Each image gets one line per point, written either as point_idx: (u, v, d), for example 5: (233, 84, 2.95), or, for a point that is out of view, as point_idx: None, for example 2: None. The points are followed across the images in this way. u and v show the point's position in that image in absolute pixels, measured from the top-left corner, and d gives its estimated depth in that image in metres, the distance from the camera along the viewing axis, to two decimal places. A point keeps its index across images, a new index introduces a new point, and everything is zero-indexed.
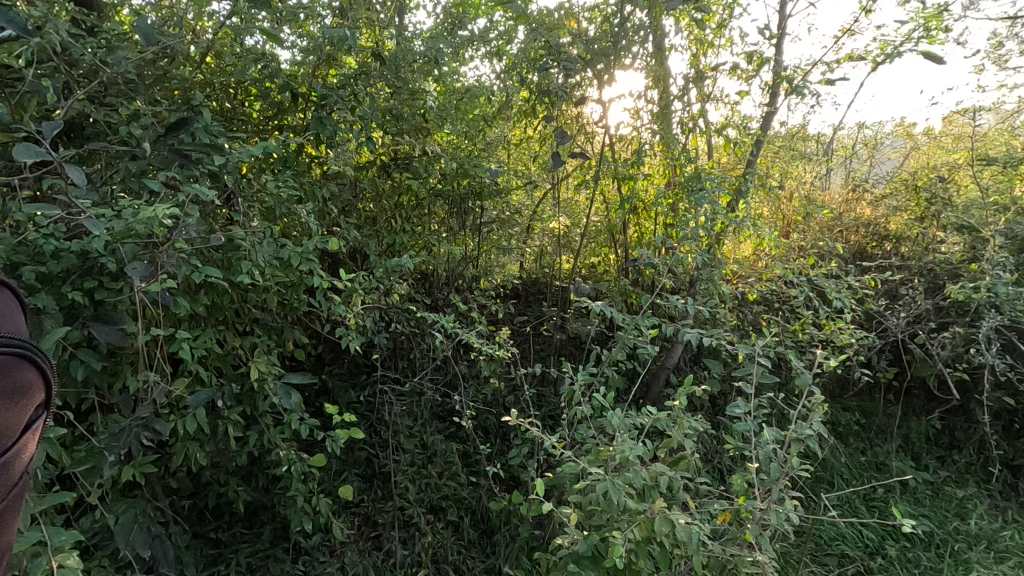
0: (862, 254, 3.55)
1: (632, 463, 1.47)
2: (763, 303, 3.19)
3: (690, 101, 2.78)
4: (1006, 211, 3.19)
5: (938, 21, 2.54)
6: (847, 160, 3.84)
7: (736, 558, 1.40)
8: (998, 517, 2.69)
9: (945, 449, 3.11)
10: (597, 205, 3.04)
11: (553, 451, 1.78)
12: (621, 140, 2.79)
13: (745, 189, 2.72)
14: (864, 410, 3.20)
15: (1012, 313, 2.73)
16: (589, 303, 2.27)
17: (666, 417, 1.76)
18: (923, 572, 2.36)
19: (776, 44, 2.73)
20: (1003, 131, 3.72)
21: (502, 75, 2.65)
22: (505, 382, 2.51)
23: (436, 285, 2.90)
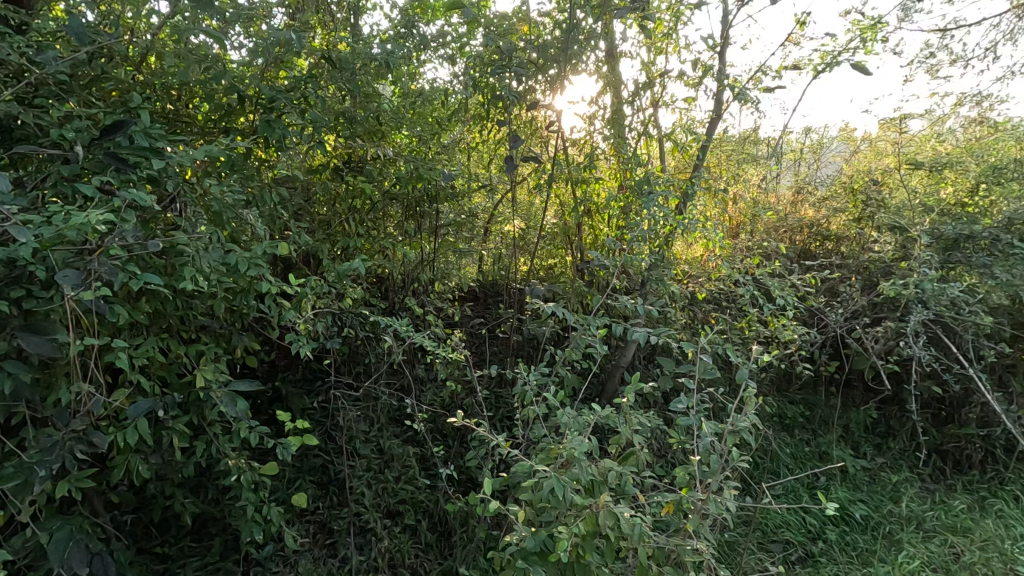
0: (805, 253, 3.72)
1: (579, 459, 1.52)
2: (712, 302, 3.31)
3: (640, 107, 2.88)
4: (932, 212, 3.41)
5: (874, 33, 2.81)
6: (795, 163, 4.02)
7: (679, 548, 1.45)
8: (927, 499, 2.86)
9: (880, 437, 3.28)
10: (552, 208, 3.10)
11: (503, 451, 1.81)
12: (574, 144, 2.86)
13: (691, 192, 2.83)
14: (807, 403, 3.34)
15: (936, 307, 2.91)
16: (542, 304, 2.32)
17: (616, 414, 1.81)
18: (860, 554, 2.50)
19: (719, 53, 2.87)
20: (930, 137, 3.99)
21: (459, 78, 2.67)
22: (461, 384, 2.52)
23: (392, 288, 2.88)
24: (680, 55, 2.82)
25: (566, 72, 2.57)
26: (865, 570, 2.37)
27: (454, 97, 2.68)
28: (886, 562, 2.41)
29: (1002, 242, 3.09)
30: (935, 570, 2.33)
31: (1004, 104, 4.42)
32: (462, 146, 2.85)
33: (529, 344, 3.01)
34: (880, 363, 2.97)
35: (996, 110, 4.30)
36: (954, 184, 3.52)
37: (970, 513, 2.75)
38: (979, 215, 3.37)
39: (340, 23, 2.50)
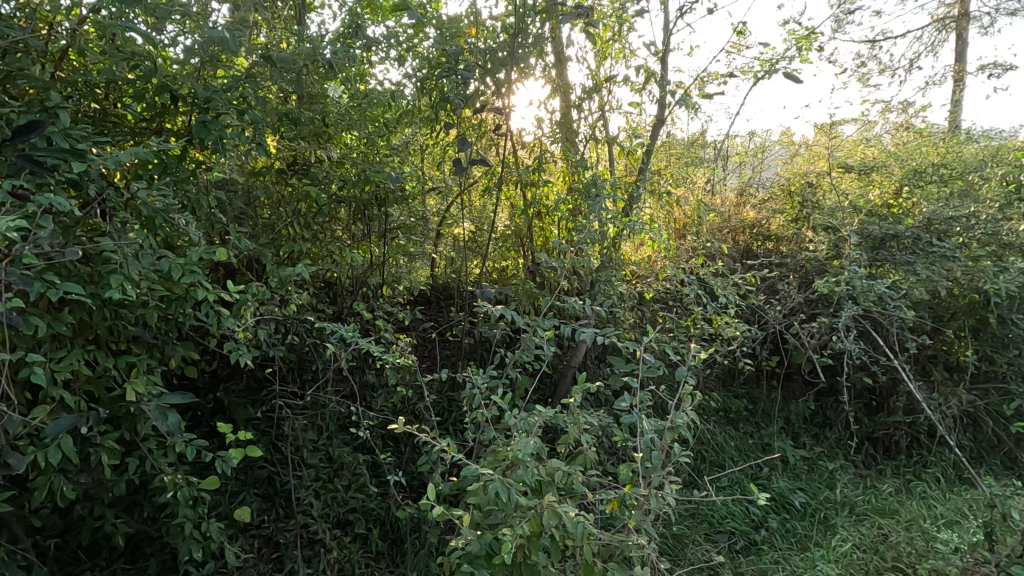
0: (748, 253, 3.82)
1: (524, 461, 1.53)
2: (660, 301, 3.37)
3: (589, 111, 2.93)
4: (861, 212, 3.57)
5: (808, 42, 2.98)
6: (739, 166, 4.21)
7: (622, 543, 1.49)
8: (859, 484, 3.03)
9: (818, 427, 3.45)
10: (503, 210, 3.11)
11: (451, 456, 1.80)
12: (524, 147, 2.88)
13: (636, 195, 2.90)
14: (751, 397, 3.47)
15: (865, 303, 3.07)
16: (490, 307, 2.32)
17: (563, 414, 1.84)
18: (799, 540, 2.62)
19: (662, 60, 2.95)
20: (861, 142, 4.22)
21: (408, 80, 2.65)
22: (412, 389, 2.50)
23: (340, 293, 2.82)
24: (625, 61, 2.89)
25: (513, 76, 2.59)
26: (802, 555, 2.49)
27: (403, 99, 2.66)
28: (822, 545, 2.54)
29: (923, 241, 3.30)
30: (865, 551, 2.47)
31: (925, 112, 4.74)
32: (413, 148, 2.82)
33: (481, 347, 3.00)
34: (815, 357, 3.12)
35: (917, 118, 4.60)
36: (880, 187, 3.74)
37: (896, 495, 2.93)
38: (902, 215, 3.57)
39: (285, 21, 2.44)
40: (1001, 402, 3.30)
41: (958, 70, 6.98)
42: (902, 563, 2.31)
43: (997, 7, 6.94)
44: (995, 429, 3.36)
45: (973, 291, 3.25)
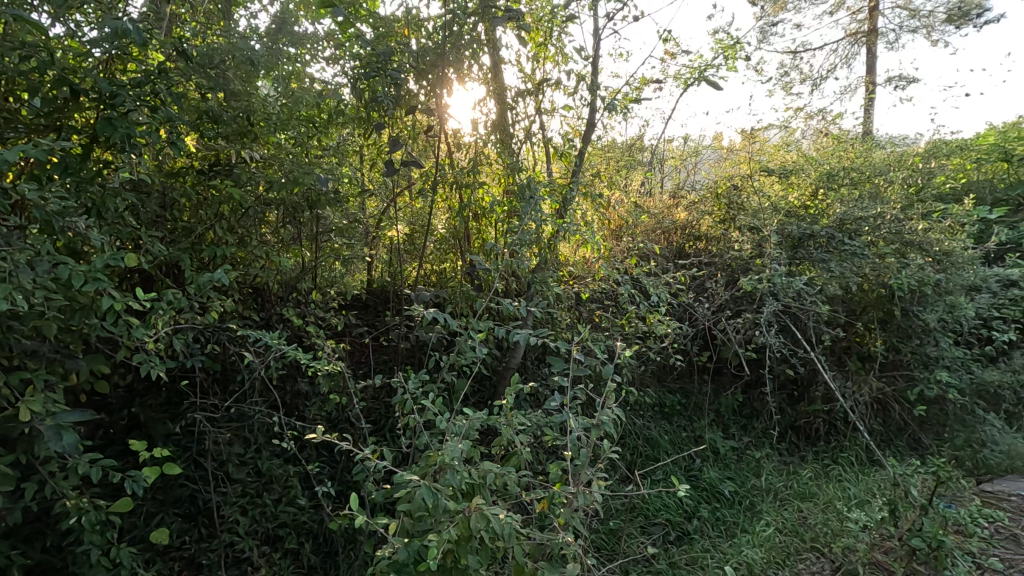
0: (680, 253, 3.95)
1: (453, 464, 1.53)
2: (596, 301, 3.42)
3: (524, 114, 2.95)
4: (782, 213, 3.72)
5: (732, 51, 3.13)
6: (675, 170, 4.36)
7: (552, 542, 1.51)
8: (782, 471, 3.20)
9: (746, 418, 3.61)
10: (441, 212, 3.08)
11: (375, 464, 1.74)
12: (458, 148, 2.86)
13: (570, 197, 2.94)
14: (684, 391, 3.60)
15: (784, 299, 3.26)
16: (423, 311, 2.30)
17: (497, 416, 1.84)
18: (727, 527, 2.74)
19: (594, 65, 3.02)
20: (782, 147, 4.46)
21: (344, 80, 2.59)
22: (345, 396, 2.43)
23: (269, 299, 2.71)
24: (558, 64, 2.93)
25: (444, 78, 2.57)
26: (730, 541, 2.60)
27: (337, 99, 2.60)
28: (748, 531, 2.67)
29: (836, 240, 3.53)
30: (786, 534, 2.61)
31: (839, 119, 5.07)
32: (349, 149, 2.75)
33: (418, 351, 2.94)
34: (741, 351, 3.27)
35: (830, 125, 4.92)
36: (798, 189, 3.96)
37: (814, 480, 3.12)
38: (817, 216, 3.78)
39: (212, 15, 2.34)
40: (906, 388, 3.58)
41: (868, 82, 7.52)
42: (816, 543, 2.50)
43: (900, 24, 7.54)
44: (901, 414, 3.63)
45: (880, 286, 3.52)
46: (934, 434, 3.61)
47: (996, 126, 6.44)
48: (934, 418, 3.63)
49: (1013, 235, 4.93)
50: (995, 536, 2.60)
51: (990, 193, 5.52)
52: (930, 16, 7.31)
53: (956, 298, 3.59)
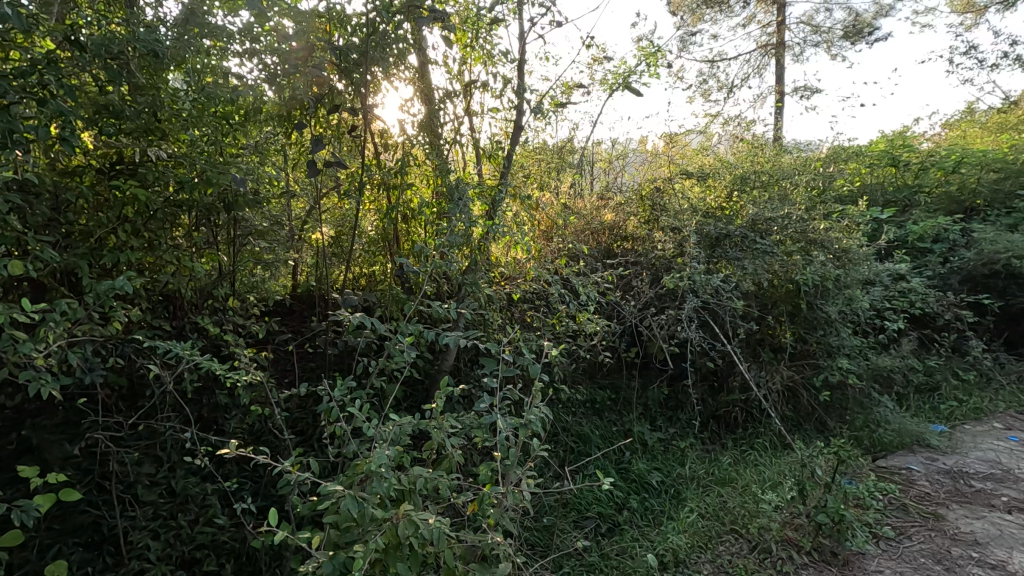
0: (608, 253, 4.06)
1: (381, 472, 1.50)
2: (528, 301, 3.45)
3: (453, 115, 2.93)
4: (700, 214, 3.92)
5: (653, 58, 3.27)
6: (603, 172, 4.48)
7: (482, 543, 1.52)
8: (705, 459, 3.38)
9: (672, 410, 3.77)
10: (369, 213, 3.00)
11: (290, 476, 1.66)
12: (384, 148, 2.79)
13: (499, 198, 2.95)
14: (614, 387, 3.72)
15: (703, 296, 3.45)
16: (348, 315, 2.24)
17: (426, 420, 1.83)
18: (655, 516, 2.86)
19: (520, 69, 3.05)
20: (700, 150, 4.71)
21: (266, 78, 2.38)
22: (267, 407, 2.32)
23: (181, 307, 2.55)
24: (486, 66, 2.93)
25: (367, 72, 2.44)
26: (657, 529, 2.71)
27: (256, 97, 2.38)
28: (673, 518, 2.79)
29: (748, 239, 3.77)
30: (708, 518, 2.75)
31: (751, 126, 5.42)
32: (271, 147, 2.60)
33: (346, 357, 2.86)
34: (665, 346, 3.42)
35: (743, 132, 5.25)
36: (715, 191, 4.18)
37: (733, 465, 3.31)
38: (732, 216, 4.00)
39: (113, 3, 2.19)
40: (813, 375, 3.85)
41: (777, 91, 8.08)
42: (735, 525, 2.65)
43: (804, 39, 8.16)
44: (809, 400, 3.91)
45: (788, 282, 3.79)
46: (838, 417, 3.91)
47: (885, 134, 7.11)
48: (838, 403, 3.92)
49: (899, 234, 5.46)
50: (887, 506, 2.86)
51: (881, 196, 6.09)
52: (829, 32, 7.96)
53: (852, 291, 3.93)
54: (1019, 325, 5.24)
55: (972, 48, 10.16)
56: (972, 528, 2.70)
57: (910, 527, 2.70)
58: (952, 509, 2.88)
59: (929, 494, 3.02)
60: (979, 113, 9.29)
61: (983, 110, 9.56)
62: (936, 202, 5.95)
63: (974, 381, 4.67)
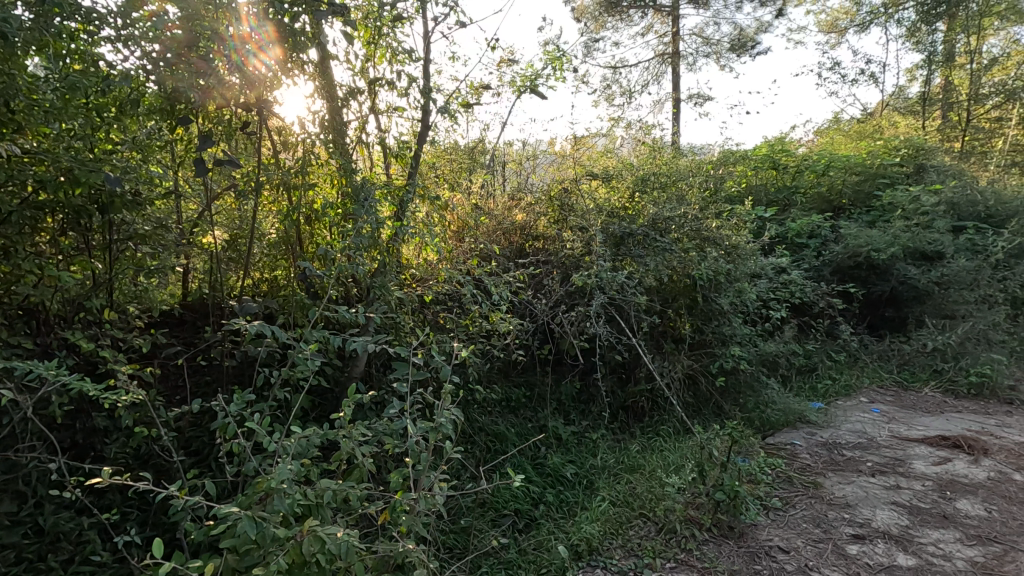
0: (520, 252, 4.11)
1: (283, 488, 1.43)
2: (440, 303, 3.42)
3: (356, 112, 2.83)
4: (605, 214, 4.08)
5: (558, 63, 3.35)
6: (514, 171, 4.54)
7: (393, 553, 1.50)
8: (615, 448, 3.53)
9: (584, 403, 3.89)
10: (268, 216, 2.82)
11: (181, 502, 1.53)
12: (283, 146, 2.64)
13: (407, 199, 2.89)
14: (528, 384, 3.79)
15: (609, 292, 3.59)
16: (245, 324, 2.10)
17: (333, 430, 1.77)
18: (569, 507, 2.95)
19: (426, 68, 3.01)
20: (604, 152, 4.91)
21: (145, 66, 2.12)
22: (154, 427, 2.13)
23: (47, 322, 2.26)
24: (391, 64, 2.86)
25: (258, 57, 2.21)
26: (572, 520, 2.79)
27: (134, 89, 2.15)
28: (586, 508, 2.89)
29: (649, 238, 3.98)
30: (618, 504, 2.88)
31: (651, 129, 5.72)
32: (154, 143, 2.36)
33: (246, 369, 2.69)
34: (575, 342, 3.53)
35: (644, 135, 5.52)
36: (619, 192, 4.36)
37: (641, 452, 3.48)
38: (634, 216, 4.20)
39: None
40: (710, 363, 4.13)
41: (674, 98, 8.60)
42: (643, 510, 2.78)
43: (696, 49, 8.75)
44: (707, 387, 4.17)
45: (685, 277, 4.05)
46: (733, 400, 4.22)
47: (767, 140, 7.79)
48: (732, 387, 4.23)
49: (781, 231, 6.00)
50: (775, 479, 3.14)
51: (765, 196, 6.66)
52: (718, 44, 8.60)
53: (741, 284, 4.27)
54: (879, 310, 5.95)
55: (836, 64, 11.38)
56: (844, 493, 3.03)
57: (795, 496, 2.98)
58: (828, 477, 3.22)
59: (810, 466, 3.34)
60: (843, 122, 10.44)
61: (846, 119, 10.74)
62: (810, 201, 6.61)
63: (844, 361, 5.25)
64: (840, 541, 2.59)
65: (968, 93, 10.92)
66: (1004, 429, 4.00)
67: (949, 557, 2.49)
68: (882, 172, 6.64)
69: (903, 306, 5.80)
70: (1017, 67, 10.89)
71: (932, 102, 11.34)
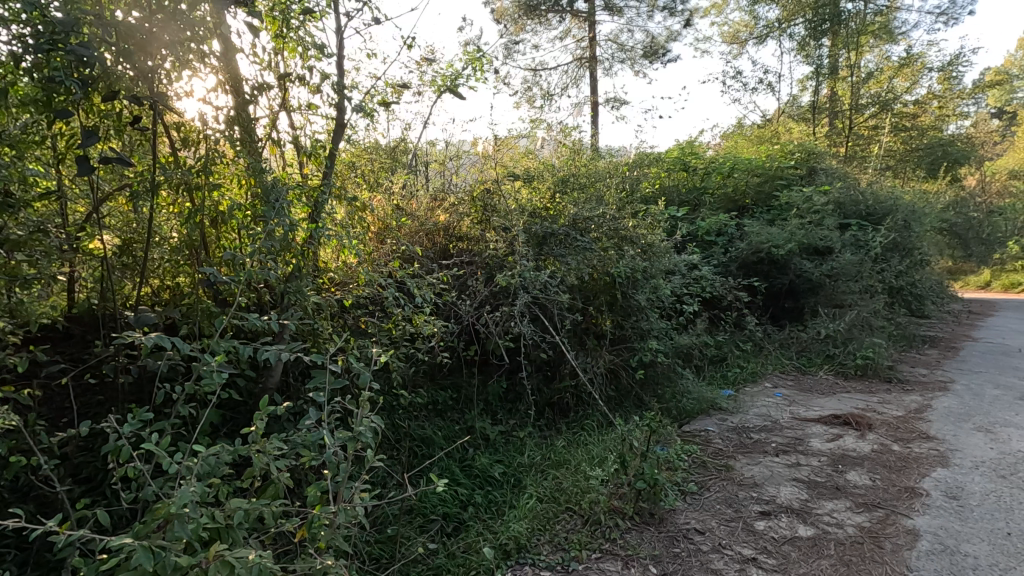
0: (444, 253, 4.07)
1: (185, 512, 1.34)
2: (361, 307, 3.32)
3: (265, 109, 2.67)
4: (527, 214, 4.12)
5: (478, 64, 3.35)
6: (436, 172, 4.48)
7: (311, 571, 1.44)
8: (541, 445, 3.59)
9: (511, 402, 3.92)
10: (167, 218, 2.60)
11: (65, 537, 1.39)
12: (183, 143, 2.44)
13: (322, 200, 2.77)
14: (455, 386, 3.77)
15: (533, 291, 3.63)
16: (139, 336, 1.92)
17: (243, 447, 1.67)
18: (498, 506, 2.97)
19: (340, 64, 2.90)
20: (524, 153, 4.96)
21: (15, 52, 1.88)
22: (33, 456, 1.91)
23: None
24: (302, 59, 2.72)
25: (151, 48, 2.04)
26: (500, 520, 2.81)
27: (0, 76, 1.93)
28: (514, 506, 2.92)
29: (570, 237, 4.06)
30: (545, 500, 2.93)
31: (570, 131, 5.85)
32: (29, 138, 2.11)
33: (145, 385, 2.48)
34: (500, 342, 3.54)
35: (564, 137, 5.64)
36: (540, 192, 4.42)
37: (566, 447, 3.56)
38: (555, 216, 4.27)
39: None
40: (630, 357, 4.29)
41: (593, 101, 8.87)
42: (569, 503, 2.84)
43: (612, 55, 9.07)
44: (628, 380, 4.33)
45: (605, 275, 4.18)
46: (652, 392, 4.41)
47: (679, 143, 8.21)
48: (651, 379, 4.42)
49: (692, 229, 6.34)
50: (691, 465, 3.32)
51: (678, 196, 7.02)
52: (632, 51, 8.96)
53: (657, 281, 4.47)
54: (779, 301, 6.44)
55: (738, 73, 12.20)
56: (752, 473, 3.25)
57: (709, 480, 3.16)
58: (738, 459, 3.44)
59: (722, 450, 3.56)
60: (745, 127, 11.22)
61: (748, 124, 11.55)
62: (718, 202, 7.04)
63: (750, 350, 5.64)
64: (749, 518, 2.77)
65: (850, 103, 12.07)
66: (884, 405, 4.46)
67: (841, 525, 2.73)
68: (779, 174, 7.19)
69: (800, 298, 6.30)
70: (889, 80, 12.16)
71: (820, 110, 12.43)
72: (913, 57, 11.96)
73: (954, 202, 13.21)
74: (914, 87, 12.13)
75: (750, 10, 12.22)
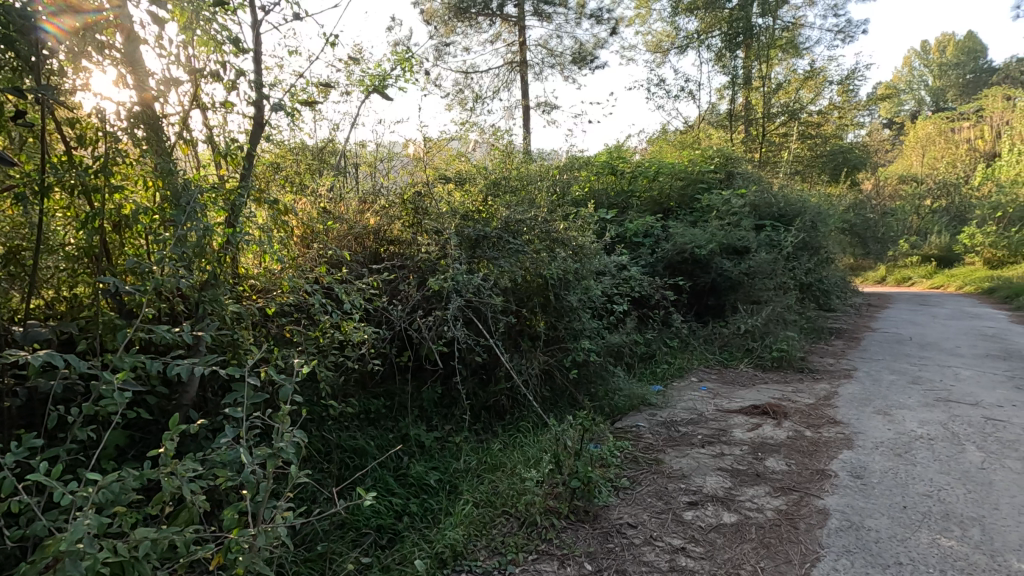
0: (374, 258, 3.95)
1: (80, 548, 1.22)
2: (285, 315, 3.16)
3: (175, 105, 2.48)
4: (459, 217, 4.08)
5: (406, 64, 3.28)
6: (365, 173, 4.35)
7: None
8: (477, 449, 3.57)
9: (447, 408, 3.87)
10: (61, 223, 2.37)
11: None
12: (78, 141, 2.22)
13: (240, 203, 2.60)
14: (388, 393, 3.68)
15: (465, 295, 3.60)
16: (25, 354, 1.73)
17: (149, 470, 1.55)
18: (433, 514, 2.92)
19: (258, 59, 2.75)
20: (455, 155, 4.92)
21: None
22: None
23: None
24: (216, 54, 2.55)
25: (38, 36, 1.83)
26: (435, 528, 2.76)
27: None
28: (450, 513, 2.88)
29: (503, 239, 4.07)
30: (481, 505, 2.91)
31: (501, 133, 5.87)
32: None
33: (36, 407, 2.24)
34: (433, 347, 3.48)
35: (496, 140, 5.65)
36: (472, 195, 4.39)
37: (502, 450, 3.56)
38: (488, 218, 4.26)
39: None
40: (563, 357, 4.35)
41: (523, 105, 8.97)
42: (506, 507, 2.84)
43: (542, 60, 9.21)
44: (562, 380, 4.39)
45: (538, 276, 4.21)
46: (586, 390, 4.50)
47: (608, 147, 8.45)
48: (584, 378, 4.50)
49: (620, 231, 6.55)
50: (624, 461, 3.41)
51: (606, 199, 7.20)
52: (561, 56, 9.15)
53: (588, 281, 4.56)
54: (703, 299, 6.76)
55: (661, 81, 12.73)
56: (680, 465, 3.38)
57: (641, 474, 3.26)
58: (668, 453, 3.57)
59: (652, 444, 3.68)
60: (669, 133, 11.73)
61: (672, 131, 12.07)
62: (644, 204, 7.30)
63: (677, 347, 5.89)
64: (678, 509, 2.88)
65: (762, 112, 12.89)
66: (798, 394, 4.78)
67: (761, 509, 2.90)
68: (700, 178, 7.55)
69: (721, 295, 6.65)
70: (796, 91, 13.09)
71: (736, 118, 13.18)
72: (816, 70, 12.94)
73: (853, 204, 14.43)
74: (818, 99, 13.25)
75: (671, 21, 12.78)
